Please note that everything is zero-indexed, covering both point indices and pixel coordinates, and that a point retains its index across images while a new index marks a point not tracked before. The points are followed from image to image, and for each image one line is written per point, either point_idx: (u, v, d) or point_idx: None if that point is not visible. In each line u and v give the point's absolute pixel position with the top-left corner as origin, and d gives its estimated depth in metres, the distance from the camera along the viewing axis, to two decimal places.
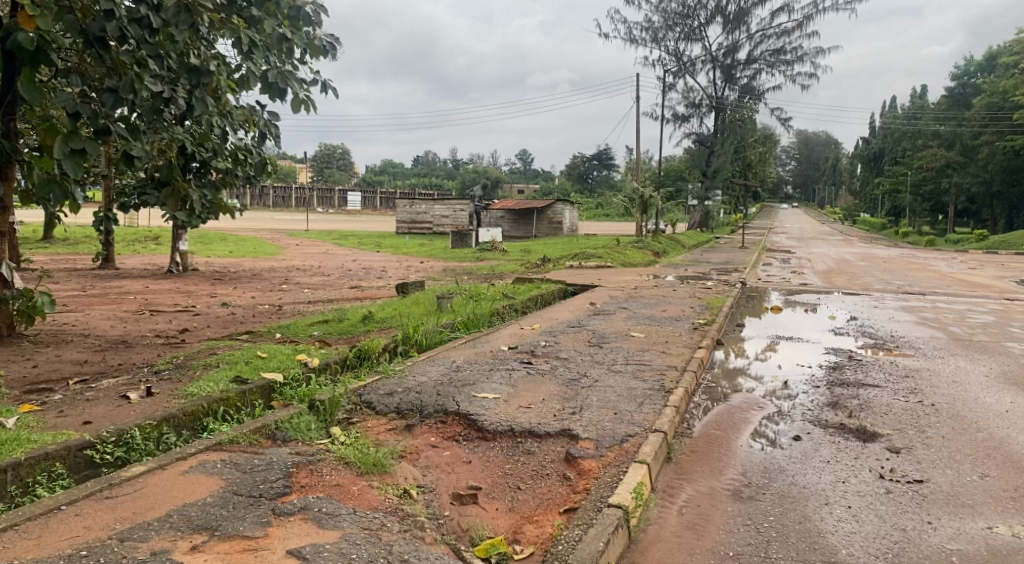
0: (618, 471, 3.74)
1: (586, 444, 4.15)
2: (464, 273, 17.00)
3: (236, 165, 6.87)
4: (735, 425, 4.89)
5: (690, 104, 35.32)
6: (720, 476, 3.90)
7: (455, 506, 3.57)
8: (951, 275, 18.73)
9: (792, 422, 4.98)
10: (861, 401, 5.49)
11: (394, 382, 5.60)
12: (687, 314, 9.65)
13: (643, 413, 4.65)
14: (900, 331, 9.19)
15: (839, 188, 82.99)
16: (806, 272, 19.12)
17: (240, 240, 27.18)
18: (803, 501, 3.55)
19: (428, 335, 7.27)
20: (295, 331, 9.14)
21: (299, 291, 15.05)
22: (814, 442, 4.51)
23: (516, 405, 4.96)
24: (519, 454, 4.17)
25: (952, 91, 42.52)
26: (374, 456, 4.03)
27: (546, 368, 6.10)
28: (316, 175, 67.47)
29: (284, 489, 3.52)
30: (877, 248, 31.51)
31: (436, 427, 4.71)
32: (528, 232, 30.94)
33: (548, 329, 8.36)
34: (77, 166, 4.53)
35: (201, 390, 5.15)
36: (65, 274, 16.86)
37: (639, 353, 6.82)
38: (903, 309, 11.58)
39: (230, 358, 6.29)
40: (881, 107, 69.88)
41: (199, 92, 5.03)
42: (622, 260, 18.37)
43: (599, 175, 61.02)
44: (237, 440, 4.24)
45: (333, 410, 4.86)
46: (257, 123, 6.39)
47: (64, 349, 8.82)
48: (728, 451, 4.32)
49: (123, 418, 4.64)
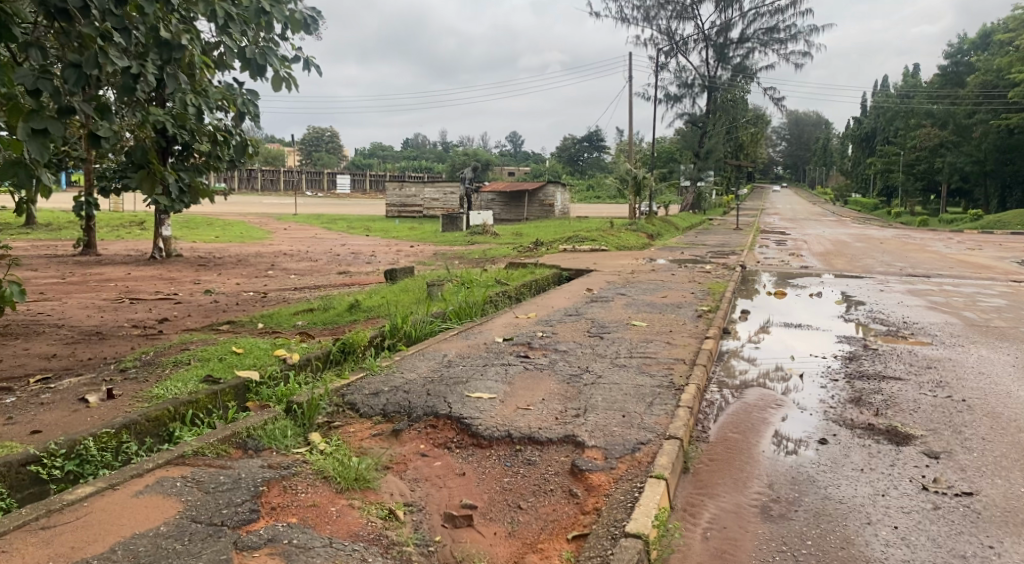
0: (632, 488, 3.30)
1: (593, 454, 3.71)
2: (455, 258, 16.52)
3: (215, 147, 6.35)
4: (755, 427, 4.48)
5: (682, 84, 34.62)
6: (745, 489, 3.48)
7: (447, 529, 3.16)
8: (951, 256, 18.40)
9: (815, 422, 4.56)
10: (885, 397, 5.10)
11: (380, 380, 5.15)
12: (690, 301, 9.21)
13: (654, 416, 4.23)
14: (912, 317, 8.81)
15: (831, 168, 82.34)
16: (803, 254, 18.74)
17: (227, 224, 26.57)
18: (841, 520, 3.14)
19: (417, 326, 6.81)
20: (278, 320, 8.67)
21: (286, 277, 14.52)
22: (843, 446, 4.10)
23: (512, 406, 4.52)
24: (519, 465, 3.73)
25: (946, 70, 41.80)
26: (355, 469, 3.59)
27: (545, 363, 5.65)
28: (304, 158, 66.44)
29: (251, 515, 3.06)
30: (871, 229, 31.37)
31: (425, 433, 4.26)
32: (519, 216, 30.42)
33: (545, 318, 7.92)
34: (43, 147, 4.01)
35: (168, 392, 4.69)
36: (43, 261, 16.30)
37: (643, 344, 6.40)
38: (910, 293, 11.16)
39: (203, 354, 5.78)
40: (871, 88, 69.63)
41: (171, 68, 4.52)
42: (616, 243, 17.93)
43: (591, 157, 60.29)
44: (202, 452, 3.77)
45: (312, 413, 4.42)
46: (235, 101, 5.87)
47: (34, 342, 8.31)
48: (750, 458, 3.90)
49: (77, 426, 4.17)
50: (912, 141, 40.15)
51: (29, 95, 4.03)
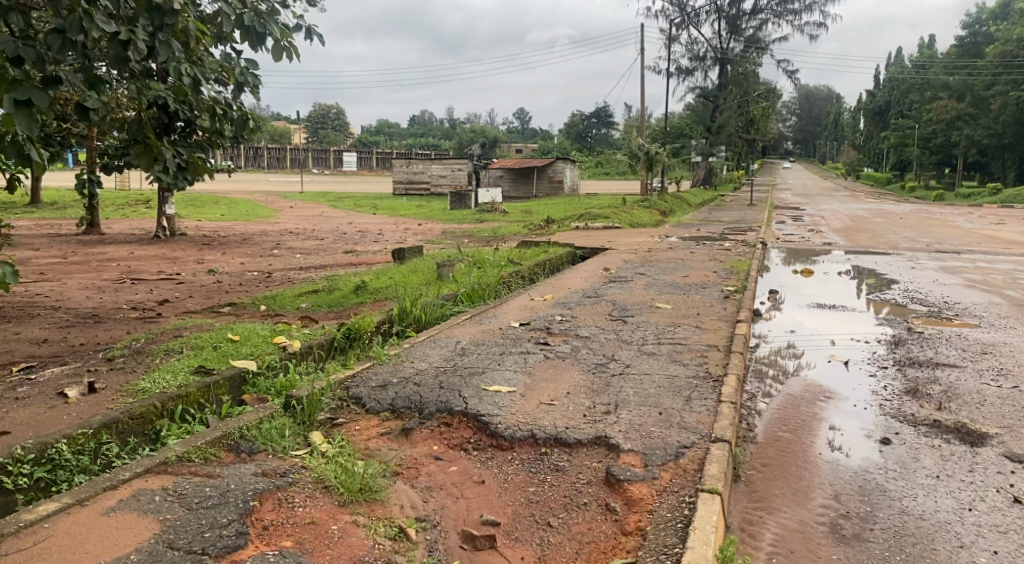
0: (679, 503, 2.87)
1: (630, 460, 3.25)
2: (464, 236, 16.04)
3: (214, 120, 5.77)
4: (806, 425, 4.02)
5: (694, 57, 33.63)
6: (808, 503, 3.06)
7: (466, 552, 2.76)
8: (975, 231, 17.80)
9: (872, 421, 4.09)
10: (945, 388, 4.63)
11: (387, 371, 4.72)
12: (714, 281, 8.71)
13: (695, 414, 3.75)
14: (953, 296, 8.30)
15: (842, 143, 80.84)
16: (822, 229, 18.18)
17: (233, 202, 26.09)
18: (928, 543, 2.73)
19: (427, 310, 6.34)
20: (282, 303, 8.22)
21: (291, 256, 14.08)
22: (910, 447, 3.66)
23: (535, 401, 4.07)
24: (545, 471, 3.28)
25: (963, 40, 40.86)
26: (360, 477, 3.16)
27: (567, 351, 5.19)
28: (310, 135, 65.74)
29: (239, 540, 2.62)
30: (889, 203, 30.60)
31: (438, 432, 3.83)
32: (528, 193, 29.75)
33: (562, 300, 7.44)
34: (31, 120, 3.47)
35: (155, 386, 4.25)
36: (44, 240, 15.86)
37: (671, 329, 5.91)
38: (944, 271, 10.62)
39: (197, 342, 5.31)
40: (884, 62, 68.12)
41: (164, 35, 3.96)
42: (629, 220, 17.38)
43: (599, 133, 59.26)
44: (189, 458, 3.32)
45: (313, 410, 3.97)
46: (233, 72, 5.28)
47: (26, 326, 7.89)
48: (808, 464, 3.46)
49: (49, 427, 3.74)
50: (927, 114, 39.23)
51: (10, 64, 3.52)
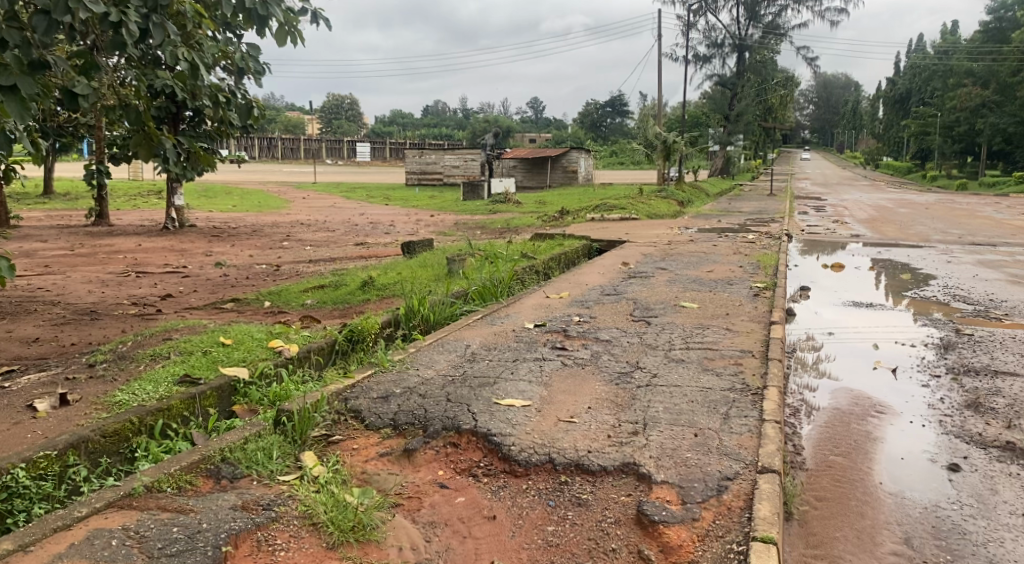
0: (726, 554, 2.45)
1: (665, 496, 2.81)
2: (476, 228, 15.60)
3: (216, 109, 5.28)
4: (860, 447, 3.56)
5: (712, 44, 33.05)
6: (875, 550, 2.62)
7: None
8: (1007, 223, 17.10)
9: (937, 443, 3.60)
10: (1012, 402, 4.12)
11: (390, 380, 4.28)
12: (741, 276, 8.19)
13: (735, 436, 3.30)
14: (999, 294, 7.73)
15: (861, 133, 79.46)
16: (847, 221, 17.59)
17: (244, 193, 25.70)
18: None
19: (436, 309, 5.91)
20: (287, 299, 7.82)
21: (301, 249, 13.70)
22: (984, 476, 3.18)
23: (552, 418, 3.63)
24: (566, 505, 2.85)
25: (988, 26, 39.87)
26: (353, 513, 2.73)
27: (587, 358, 4.73)
28: (323, 125, 65.28)
29: None
30: (913, 193, 29.75)
31: (444, 453, 3.40)
32: (542, 182, 29.21)
33: (579, 298, 6.98)
34: (23, 108, 3.02)
35: (134, 398, 3.85)
36: (52, 232, 15.57)
37: (699, 330, 5.44)
38: (983, 265, 10.07)
39: (187, 346, 4.91)
40: (905, 50, 66.70)
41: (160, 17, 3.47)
42: (648, 211, 16.83)
43: (614, 123, 58.34)
44: (161, 488, 2.91)
45: (305, 427, 3.52)
46: (231, 54, 4.81)
47: (19, 323, 7.53)
48: (869, 498, 3.00)
49: (11, 447, 3.36)
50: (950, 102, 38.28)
51: None
